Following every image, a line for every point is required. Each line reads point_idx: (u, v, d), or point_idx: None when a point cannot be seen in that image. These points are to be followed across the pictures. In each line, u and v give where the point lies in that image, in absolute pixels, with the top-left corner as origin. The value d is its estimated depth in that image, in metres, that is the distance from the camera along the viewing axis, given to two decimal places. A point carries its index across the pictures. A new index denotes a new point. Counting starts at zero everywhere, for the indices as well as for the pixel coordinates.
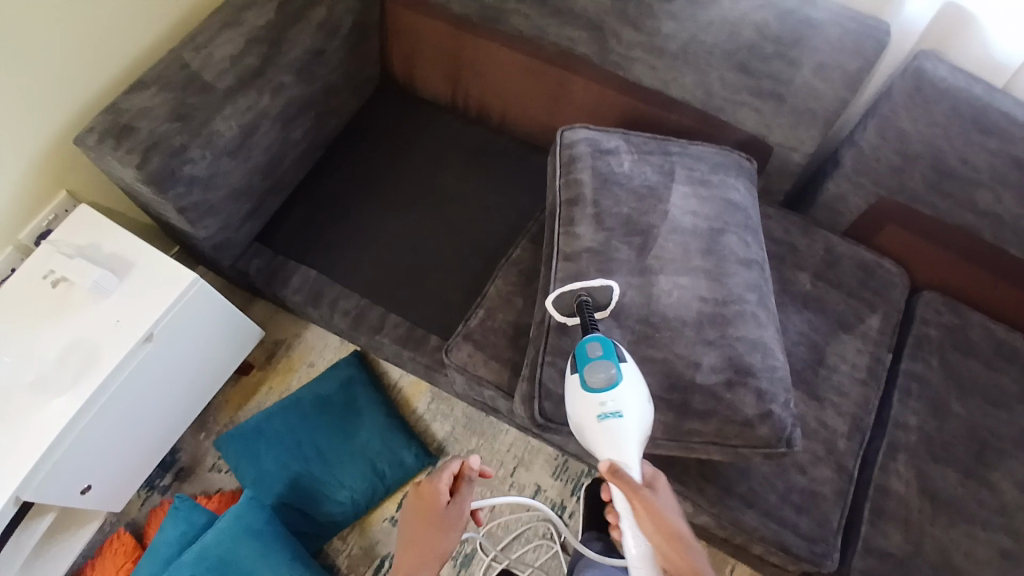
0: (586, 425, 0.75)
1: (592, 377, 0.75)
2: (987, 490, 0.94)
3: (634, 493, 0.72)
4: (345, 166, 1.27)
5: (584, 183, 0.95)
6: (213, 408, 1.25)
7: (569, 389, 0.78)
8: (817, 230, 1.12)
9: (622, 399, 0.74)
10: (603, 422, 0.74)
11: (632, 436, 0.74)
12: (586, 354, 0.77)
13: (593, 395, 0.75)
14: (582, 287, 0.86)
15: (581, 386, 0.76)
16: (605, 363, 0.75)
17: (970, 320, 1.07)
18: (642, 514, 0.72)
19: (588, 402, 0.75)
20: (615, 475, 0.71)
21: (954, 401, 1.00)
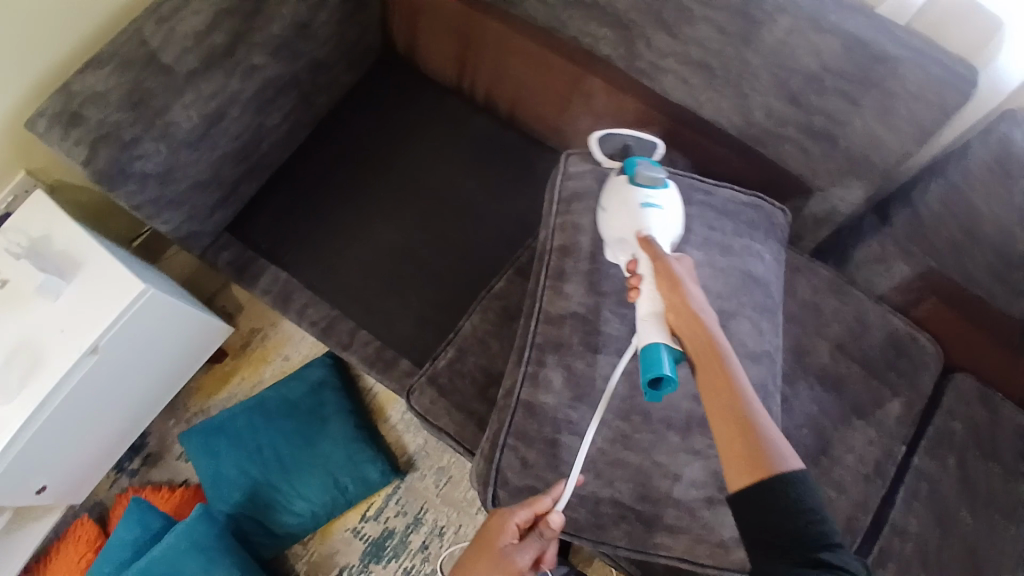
0: (623, 213, 0.75)
1: (642, 173, 0.76)
2: None
3: (658, 256, 0.70)
4: (333, 148, 1.14)
5: (582, 230, 0.83)
6: (183, 394, 1.20)
7: (611, 185, 0.78)
8: (851, 291, 0.98)
9: (665, 198, 0.76)
10: (645, 208, 0.74)
11: (668, 229, 0.75)
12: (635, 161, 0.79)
13: (642, 187, 0.75)
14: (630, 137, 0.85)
15: (628, 180, 0.76)
16: (656, 168, 0.77)
17: (1004, 419, 0.94)
18: (659, 274, 0.68)
19: (635, 193, 0.75)
20: (647, 241, 0.71)
21: (963, 512, 0.89)
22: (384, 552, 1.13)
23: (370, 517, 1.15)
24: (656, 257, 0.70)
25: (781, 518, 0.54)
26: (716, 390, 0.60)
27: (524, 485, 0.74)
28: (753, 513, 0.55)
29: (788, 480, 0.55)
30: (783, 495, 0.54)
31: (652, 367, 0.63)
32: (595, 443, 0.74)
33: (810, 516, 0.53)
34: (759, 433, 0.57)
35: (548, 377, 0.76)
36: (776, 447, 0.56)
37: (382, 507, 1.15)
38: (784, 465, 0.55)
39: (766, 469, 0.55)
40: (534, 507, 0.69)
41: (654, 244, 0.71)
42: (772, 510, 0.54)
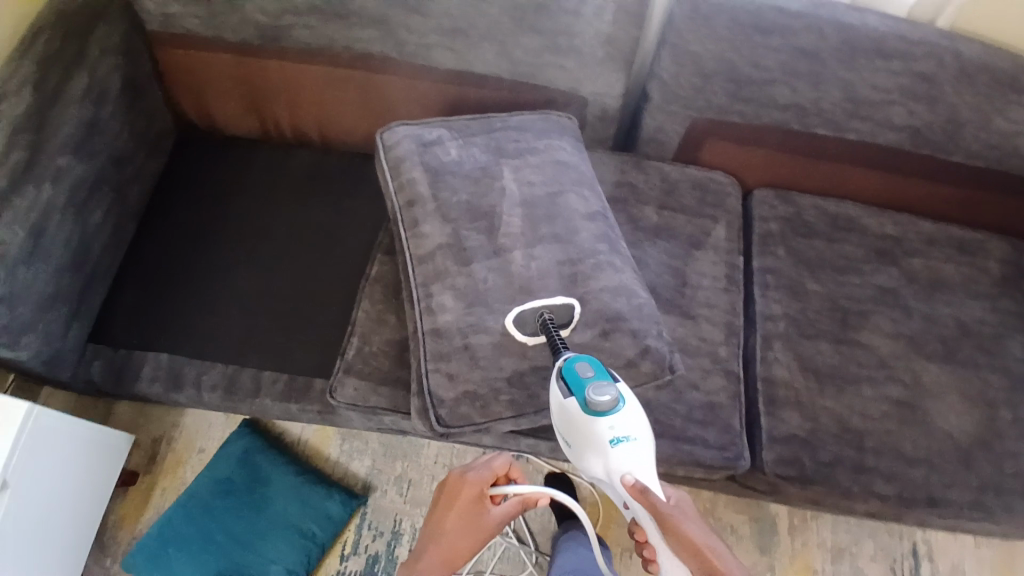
0: (597, 460, 0.71)
1: (595, 402, 0.70)
2: (860, 350, 1.04)
3: (661, 513, 0.67)
4: (168, 231, 1.16)
5: (417, 181, 0.92)
6: (109, 529, 1.13)
7: (564, 415, 0.73)
8: (649, 164, 1.17)
9: (627, 422, 0.71)
10: (617, 449, 0.70)
11: (647, 455, 0.72)
12: (580, 377, 0.73)
13: (603, 420, 0.71)
14: (543, 305, 0.84)
15: (584, 411, 0.71)
16: (606, 386, 0.72)
17: (801, 205, 1.17)
18: (673, 538, 0.67)
19: (599, 431, 0.70)
20: (642, 493, 0.68)
21: (809, 281, 1.09)
22: None
23: (350, 553, 1.13)
24: (661, 515, 0.67)
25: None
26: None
27: (459, 394, 0.83)
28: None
29: None
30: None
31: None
32: (499, 330, 0.83)
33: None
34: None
35: (441, 302, 0.85)
36: None
37: (357, 539, 1.14)
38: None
39: None
40: (498, 466, 0.79)
41: (647, 492, 0.68)
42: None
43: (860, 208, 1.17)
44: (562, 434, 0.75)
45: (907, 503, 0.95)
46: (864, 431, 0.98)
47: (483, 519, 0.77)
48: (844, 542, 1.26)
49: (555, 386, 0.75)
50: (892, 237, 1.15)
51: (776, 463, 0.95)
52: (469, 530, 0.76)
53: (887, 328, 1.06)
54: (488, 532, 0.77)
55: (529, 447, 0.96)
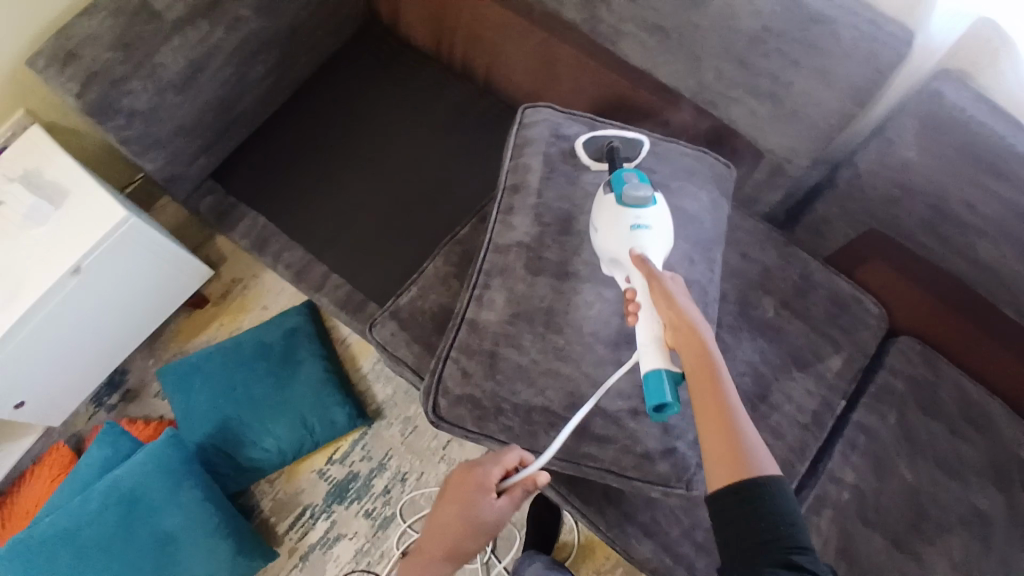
0: (611, 238, 0.75)
1: (629, 195, 0.75)
2: (916, 566, 0.88)
3: (654, 275, 0.69)
4: (318, 108, 1.20)
5: (533, 169, 0.87)
6: (164, 337, 1.26)
7: (598, 205, 0.78)
8: (797, 253, 1.03)
9: (653, 217, 0.75)
10: (634, 230, 0.74)
11: (661, 251, 0.74)
12: (623, 179, 0.77)
13: (631, 209, 0.75)
14: (614, 135, 0.88)
15: (615, 199, 0.76)
16: (643, 187, 0.76)
17: (943, 377, 0.98)
18: (658, 296, 0.68)
19: (621, 215, 0.75)
20: (640, 261, 0.71)
21: (902, 464, 0.93)
22: (347, 493, 1.18)
23: (336, 460, 1.20)
24: (652, 278, 0.69)
25: (754, 526, 0.55)
26: (699, 385, 0.61)
27: (464, 393, 0.80)
28: (728, 521, 0.57)
29: (765, 491, 0.56)
30: (756, 506, 0.56)
31: (655, 396, 0.64)
32: (530, 353, 0.80)
33: (785, 527, 0.55)
34: (745, 448, 0.59)
35: (492, 297, 0.82)
36: (756, 457, 0.58)
37: (348, 451, 1.20)
38: (762, 473, 0.57)
39: (740, 472, 0.57)
40: (507, 464, 0.75)
41: (647, 260, 0.71)
42: (742, 517, 0.56)
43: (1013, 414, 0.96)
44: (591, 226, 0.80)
45: None
46: None
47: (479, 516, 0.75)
48: None
49: (599, 190, 0.80)
50: None
51: None
52: (467, 526, 0.76)
53: (958, 559, 0.88)
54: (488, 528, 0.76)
55: None
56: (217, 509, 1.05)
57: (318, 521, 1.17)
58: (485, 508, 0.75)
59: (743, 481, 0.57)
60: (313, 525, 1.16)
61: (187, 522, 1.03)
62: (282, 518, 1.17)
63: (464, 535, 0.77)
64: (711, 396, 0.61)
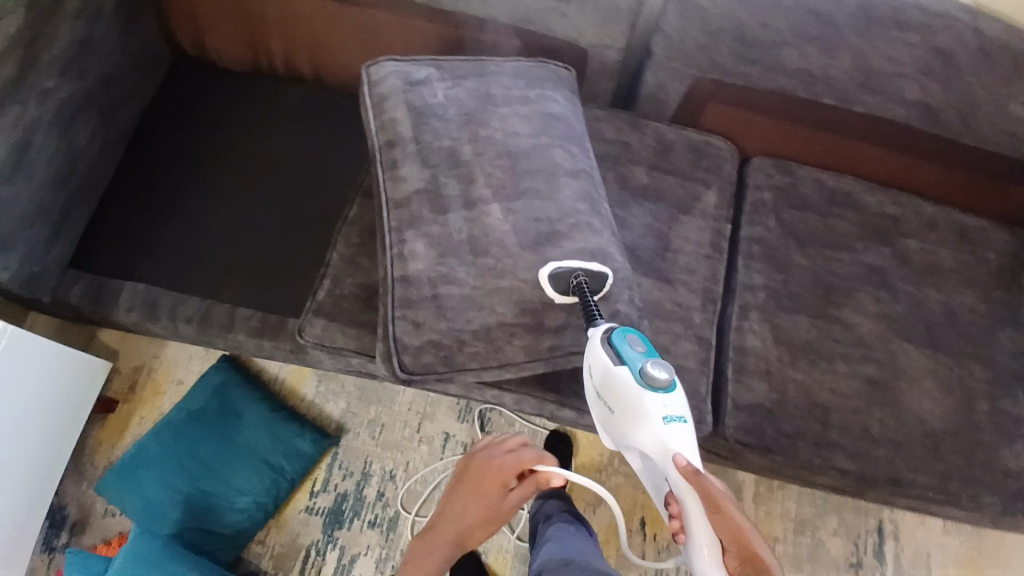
0: (646, 429, 0.74)
1: (654, 379, 0.74)
2: (838, 326, 1.03)
3: (711, 492, 0.71)
4: (155, 158, 1.15)
5: (400, 120, 0.90)
6: (88, 453, 1.16)
7: (614, 384, 0.76)
8: (645, 123, 1.14)
9: (678, 401, 0.75)
10: (670, 424, 0.74)
11: (692, 438, 0.76)
12: (632, 351, 0.75)
13: (659, 397, 0.74)
14: (581, 269, 0.82)
15: (638, 383, 0.74)
16: (660, 364, 0.75)
17: (798, 176, 1.13)
18: (714, 515, 0.72)
19: (653, 404, 0.74)
20: (689, 475, 0.72)
21: (795, 254, 1.07)
22: (344, 515, 1.16)
23: (319, 491, 1.17)
24: (706, 497, 0.71)
25: None
26: None
27: (423, 341, 0.82)
28: None
29: None
30: None
31: None
32: (469, 283, 0.83)
33: None
34: None
35: (412, 248, 0.84)
36: None
37: (327, 477, 1.18)
38: None
39: None
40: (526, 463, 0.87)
41: (697, 471, 0.72)
42: None
43: (861, 184, 1.14)
44: (601, 395, 0.78)
45: (867, 481, 0.95)
46: (832, 407, 0.98)
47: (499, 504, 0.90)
48: (808, 514, 1.26)
49: (603, 353, 0.76)
50: (889, 217, 1.11)
51: (736, 432, 0.95)
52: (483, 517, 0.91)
53: (871, 308, 1.04)
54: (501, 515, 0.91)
55: (494, 396, 0.95)
56: None
57: (327, 554, 1.14)
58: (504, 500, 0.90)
59: None
60: (324, 559, 1.13)
61: None
62: (290, 568, 1.13)
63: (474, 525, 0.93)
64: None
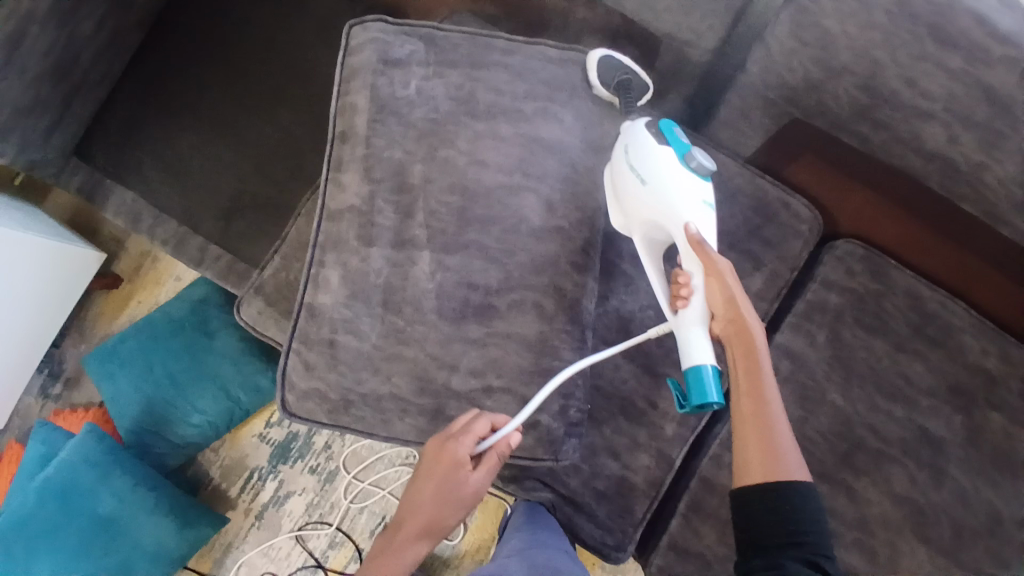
0: (673, 200, 0.66)
1: (696, 159, 0.67)
2: (845, 497, 0.81)
3: (711, 254, 0.64)
4: (168, 49, 1.04)
5: (359, 109, 0.73)
6: (90, 320, 1.24)
7: (653, 155, 0.68)
8: (711, 155, 0.87)
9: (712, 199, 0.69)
10: (702, 206, 0.67)
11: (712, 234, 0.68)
12: (677, 138, 0.70)
13: (696, 181, 0.67)
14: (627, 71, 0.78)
15: (678, 159, 0.68)
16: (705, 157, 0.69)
17: (891, 287, 0.84)
18: (713, 282, 0.64)
19: (689, 183, 0.67)
20: (702, 243, 0.64)
21: (832, 389, 0.83)
22: (290, 453, 1.18)
23: (275, 423, 1.19)
24: (713, 261, 0.64)
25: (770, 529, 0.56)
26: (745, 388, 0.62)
27: (311, 387, 0.72)
28: (756, 511, 0.58)
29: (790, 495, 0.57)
30: (782, 513, 0.56)
31: (701, 394, 0.61)
32: (369, 340, 0.70)
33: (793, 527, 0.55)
34: (779, 454, 0.59)
35: (327, 277, 0.72)
36: (789, 459, 0.59)
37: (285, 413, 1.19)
38: (793, 479, 0.58)
39: (778, 476, 0.58)
40: (480, 432, 0.66)
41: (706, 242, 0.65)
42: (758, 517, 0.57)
43: (973, 320, 0.82)
44: (630, 171, 0.70)
45: None
46: None
47: (459, 487, 0.67)
48: None
49: (647, 133, 0.70)
50: (987, 374, 0.81)
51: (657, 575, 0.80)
52: (446, 502, 0.68)
53: (899, 488, 0.80)
54: (468, 501, 0.68)
55: None
56: (154, 489, 1.07)
57: (267, 482, 1.18)
58: (464, 482, 0.67)
59: (781, 478, 0.57)
60: (262, 486, 1.18)
61: (126, 506, 1.04)
62: (232, 483, 1.19)
63: (442, 512, 0.68)
64: (752, 394, 0.61)
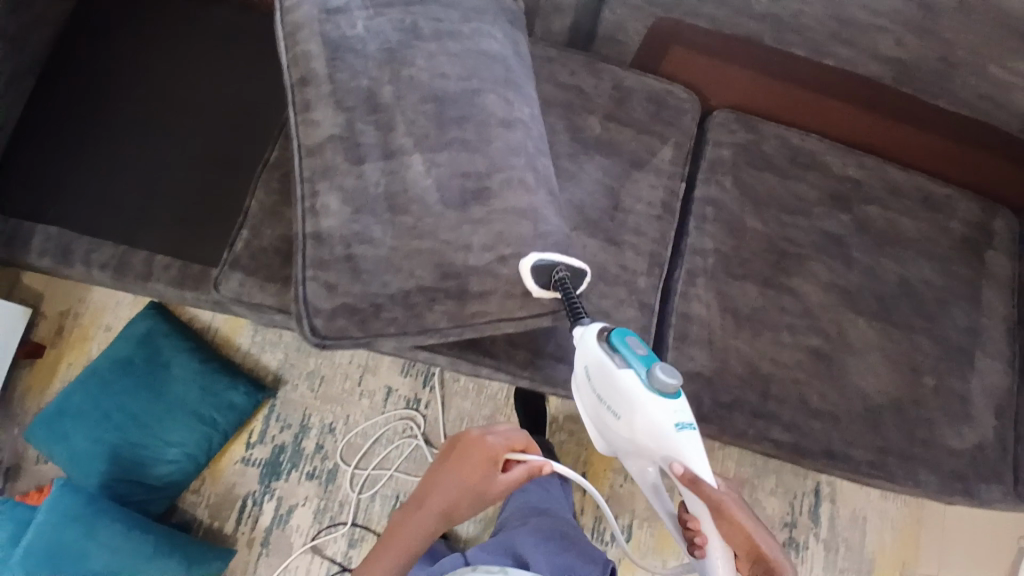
0: (655, 432, 0.74)
1: (661, 382, 0.73)
2: (787, 296, 0.99)
3: (708, 492, 0.71)
4: (71, 91, 1.06)
5: (313, 55, 0.82)
6: (17, 400, 1.16)
7: (620, 386, 0.75)
8: (604, 66, 1.05)
9: (685, 406, 0.75)
10: (680, 430, 0.73)
11: (701, 446, 0.75)
12: (635, 351, 0.75)
13: (667, 404, 0.73)
14: (562, 265, 0.78)
15: (645, 385, 0.74)
16: (668, 368, 0.74)
17: (763, 134, 1.06)
18: (723, 525, 0.73)
19: (662, 411, 0.73)
20: (693, 482, 0.72)
21: (751, 218, 1.02)
22: (281, 467, 1.14)
23: (256, 442, 1.14)
24: (712, 502, 0.71)
25: None
26: None
27: (336, 305, 0.77)
28: None
29: None
30: None
31: None
32: (385, 244, 0.77)
33: None
34: None
35: (325, 203, 0.78)
36: None
37: (264, 429, 1.15)
38: None
39: None
40: (513, 442, 0.77)
41: (696, 477, 0.72)
42: None
43: (824, 142, 1.08)
44: (608, 403, 0.78)
45: (802, 452, 0.94)
46: (773, 378, 0.96)
47: (482, 482, 0.75)
48: (746, 474, 1.29)
49: (610, 359, 0.75)
50: (852, 180, 1.06)
51: None
52: (466, 491, 0.76)
53: (822, 277, 1.01)
54: (485, 498, 0.76)
55: (426, 358, 0.92)
56: (148, 532, 0.99)
57: (264, 504, 1.12)
58: (487, 478, 0.75)
59: None
60: (261, 510, 1.12)
61: (121, 555, 0.97)
62: (225, 519, 1.11)
63: (460, 501, 0.76)
64: None
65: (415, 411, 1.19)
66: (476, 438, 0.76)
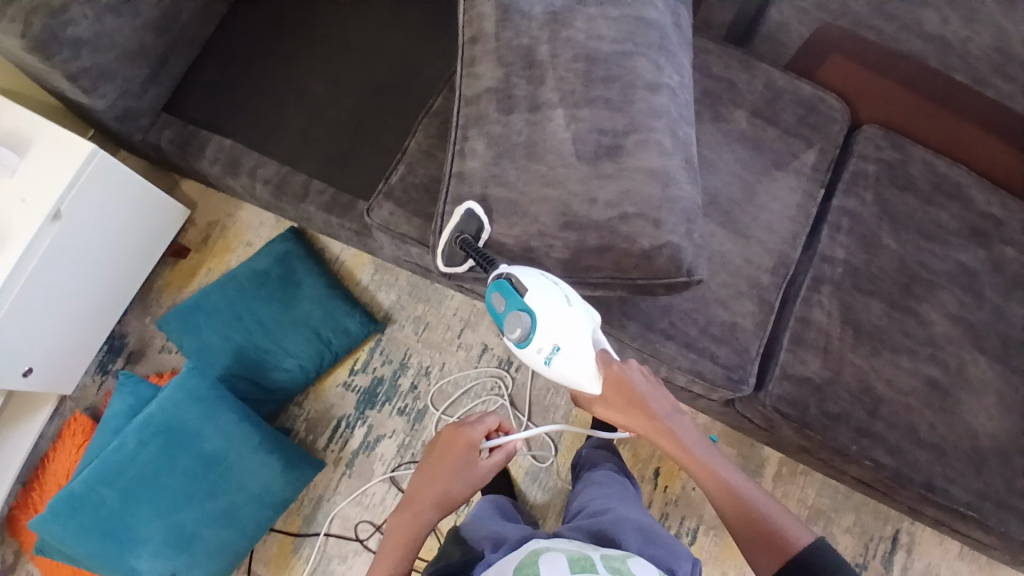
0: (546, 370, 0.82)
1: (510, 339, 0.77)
2: (912, 320, 0.98)
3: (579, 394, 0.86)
4: (255, 18, 1.14)
5: (487, 16, 0.87)
6: (156, 293, 1.28)
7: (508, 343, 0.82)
8: (759, 65, 1.07)
9: (544, 341, 0.76)
10: (551, 364, 0.78)
11: (580, 359, 0.78)
12: (497, 310, 0.78)
13: (528, 351, 0.78)
14: (455, 227, 0.84)
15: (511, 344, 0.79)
16: (514, 322, 0.76)
17: (910, 156, 1.05)
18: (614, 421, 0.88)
19: (530, 360, 0.79)
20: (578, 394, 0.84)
21: (886, 237, 1.01)
22: (377, 397, 1.21)
23: (359, 370, 1.22)
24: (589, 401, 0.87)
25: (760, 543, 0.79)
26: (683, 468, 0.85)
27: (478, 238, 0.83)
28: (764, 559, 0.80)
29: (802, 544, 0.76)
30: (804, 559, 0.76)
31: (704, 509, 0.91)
32: (517, 187, 0.81)
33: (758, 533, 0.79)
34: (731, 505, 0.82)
35: (472, 146, 0.85)
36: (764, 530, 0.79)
37: (368, 359, 1.22)
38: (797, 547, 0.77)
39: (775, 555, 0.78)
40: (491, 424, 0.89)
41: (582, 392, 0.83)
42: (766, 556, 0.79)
43: (968, 173, 1.05)
44: None
45: (901, 479, 0.92)
46: (885, 399, 0.94)
47: (471, 468, 0.87)
48: (825, 505, 1.26)
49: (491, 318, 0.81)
50: (995, 219, 1.03)
51: (778, 401, 0.93)
52: (463, 477, 0.87)
53: (951, 309, 0.98)
54: (478, 480, 0.88)
55: None
56: (257, 427, 1.08)
57: (355, 429, 1.20)
58: (475, 462, 0.88)
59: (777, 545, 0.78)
60: (352, 434, 1.19)
61: (230, 441, 1.06)
62: (319, 434, 1.20)
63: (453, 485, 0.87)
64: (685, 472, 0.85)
65: (506, 372, 1.21)
66: (457, 429, 0.88)
